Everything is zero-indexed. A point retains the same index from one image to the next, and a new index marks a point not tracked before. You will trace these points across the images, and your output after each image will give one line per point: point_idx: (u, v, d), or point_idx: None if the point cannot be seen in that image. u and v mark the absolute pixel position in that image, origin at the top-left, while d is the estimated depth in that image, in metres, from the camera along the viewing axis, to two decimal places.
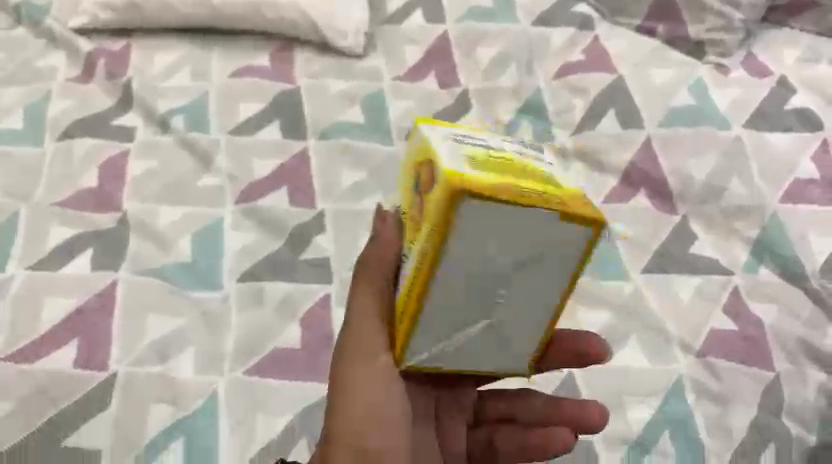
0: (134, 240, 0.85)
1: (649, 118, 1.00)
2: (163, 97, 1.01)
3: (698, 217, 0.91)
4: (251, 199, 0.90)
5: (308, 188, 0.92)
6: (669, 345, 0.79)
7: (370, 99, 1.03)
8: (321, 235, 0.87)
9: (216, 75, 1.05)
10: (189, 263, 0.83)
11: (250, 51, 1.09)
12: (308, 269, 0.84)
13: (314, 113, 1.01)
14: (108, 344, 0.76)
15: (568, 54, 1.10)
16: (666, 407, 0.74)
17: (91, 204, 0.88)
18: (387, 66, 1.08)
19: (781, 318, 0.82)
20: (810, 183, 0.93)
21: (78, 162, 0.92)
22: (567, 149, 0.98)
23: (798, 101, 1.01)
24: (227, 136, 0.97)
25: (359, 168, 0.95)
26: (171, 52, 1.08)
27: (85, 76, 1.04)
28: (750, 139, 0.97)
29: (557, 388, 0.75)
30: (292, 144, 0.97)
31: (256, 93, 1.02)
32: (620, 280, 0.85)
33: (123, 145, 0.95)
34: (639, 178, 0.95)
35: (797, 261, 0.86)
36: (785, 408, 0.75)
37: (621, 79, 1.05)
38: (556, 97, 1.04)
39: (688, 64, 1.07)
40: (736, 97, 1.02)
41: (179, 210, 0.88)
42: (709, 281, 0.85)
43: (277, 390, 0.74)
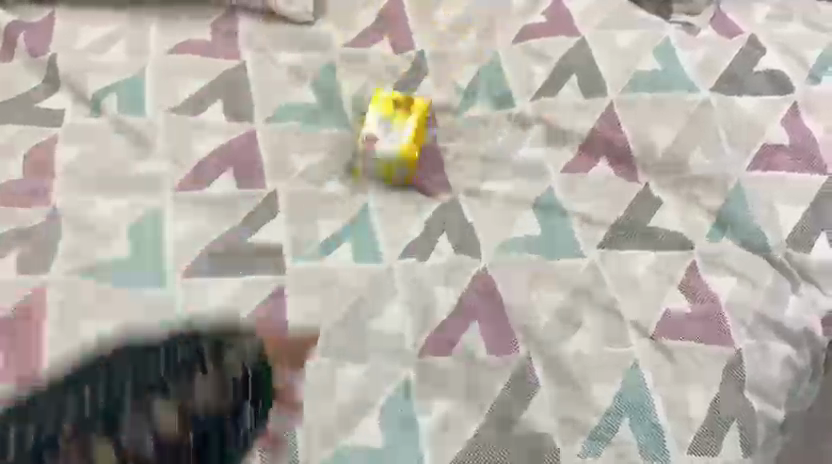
0: (67, 234, 0.79)
1: (612, 84, 0.95)
2: (94, 74, 0.94)
3: (661, 184, 0.88)
4: (194, 188, 0.85)
5: (255, 169, 0.87)
6: (629, 326, 0.76)
7: (318, 73, 0.97)
8: (270, 223, 0.83)
9: (151, 49, 0.98)
10: (127, 258, 0.78)
11: (189, 21, 1.01)
12: (259, 258, 0.80)
13: (259, 90, 0.95)
14: (36, 347, 0.70)
15: (529, 15, 1.04)
16: (624, 394, 0.72)
17: (17, 196, 0.82)
18: (337, 34, 1.02)
19: (741, 294, 0.79)
20: (778, 149, 0.89)
21: (2, 150, 0.86)
22: (526, 117, 0.94)
23: (768, 62, 0.97)
24: (165, 118, 0.90)
25: (310, 150, 0.90)
26: (101, 23, 1.00)
27: (8, 53, 0.96)
28: (718, 104, 0.93)
29: (513, 375, 0.72)
30: (236, 123, 0.91)
31: (195, 69, 0.96)
32: (578, 257, 0.82)
33: (50, 128, 0.88)
34: (601, 147, 0.91)
35: (761, 233, 0.83)
36: (748, 385, 0.73)
37: (583, 42, 1.00)
38: (515, 63, 0.99)
39: (656, 24, 1.01)
40: (705, 59, 0.97)
41: (113, 201, 0.82)
42: (670, 258, 0.82)
43: None
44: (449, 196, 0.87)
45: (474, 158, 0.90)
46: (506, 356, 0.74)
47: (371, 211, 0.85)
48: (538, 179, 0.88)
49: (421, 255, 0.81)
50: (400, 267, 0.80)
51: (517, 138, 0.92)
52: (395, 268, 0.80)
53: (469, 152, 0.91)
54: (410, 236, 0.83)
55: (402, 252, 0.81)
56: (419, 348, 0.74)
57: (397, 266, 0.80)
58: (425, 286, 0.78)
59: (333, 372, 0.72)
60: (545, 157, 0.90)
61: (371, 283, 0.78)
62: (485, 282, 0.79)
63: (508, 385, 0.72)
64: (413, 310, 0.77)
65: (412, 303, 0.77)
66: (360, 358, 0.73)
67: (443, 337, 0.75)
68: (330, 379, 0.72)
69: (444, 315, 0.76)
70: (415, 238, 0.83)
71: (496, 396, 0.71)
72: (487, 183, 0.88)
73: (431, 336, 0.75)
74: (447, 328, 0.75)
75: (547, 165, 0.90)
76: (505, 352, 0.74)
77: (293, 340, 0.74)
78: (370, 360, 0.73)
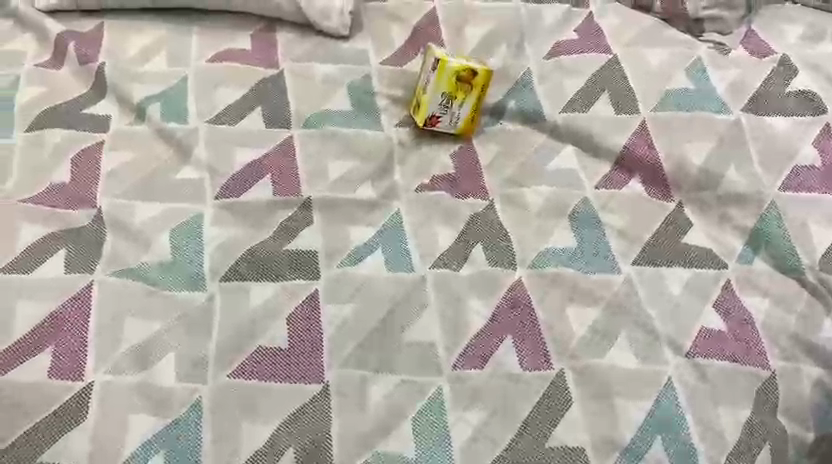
0: (111, 237, 0.81)
1: (644, 101, 0.96)
2: (138, 82, 0.97)
3: (693, 203, 0.89)
4: (234, 193, 0.87)
5: (294, 176, 0.89)
6: (659, 344, 0.77)
7: (355, 85, 0.99)
8: (307, 228, 0.84)
9: (193, 59, 1.00)
10: (170, 262, 0.80)
11: (231, 33, 1.05)
12: (294, 264, 0.81)
13: (298, 100, 0.97)
14: (84, 352, 0.73)
15: (561, 32, 1.06)
16: (658, 410, 0.72)
17: (64, 201, 0.84)
18: (373, 48, 1.05)
19: (773, 313, 0.80)
20: (810, 170, 0.90)
21: (49, 155, 0.88)
22: (559, 132, 0.96)
23: (800, 82, 0.98)
24: (206, 126, 0.93)
25: (347, 158, 0.92)
26: (146, 34, 1.03)
27: (55, 61, 0.99)
28: (749, 124, 0.93)
29: (547, 389, 0.74)
30: (275, 132, 0.93)
31: (235, 79, 0.98)
32: (609, 273, 0.83)
33: (96, 135, 0.91)
34: (633, 164, 0.92)
35: (794, 254, 0.84)
36: (780, 407, 0.74)
37: (615, 60, 1.01)
38: (548, 78, 1.00)
39: (686, 43, 1.03)
40: (736, 80, 0.98)
41: (155, 206, 0.85)
42: (702, 275, 0.83)
43: (264, 392, 0.72)
44: (482, 207, 0.88)
45: (508, 173, 0.92)
46: (540, 369, 0.75)
47: (407, 221, 0.86)
48: (571, 194, 0.90)
49: (456, 266, 0.82)
50: (435, 277, 0.81)
51: (550, 152, 0.94)
52: (429, 275, 0.81)
53: (502, 166, 0.93)
54: (446, 247, 0.84)
55: (438, 262, 0.82)
56: (454, 359, 0.75)
57: (433, 276, 0.81)
58: (459, 296, 0.80)
59: (369, 381, 0.73)
60: (580, 171, 0.92)
61: (407, 292, 0.80)
62: (520, 294, 0.80)
63: (541, 398, 0.73)
64: (448, 321, 0.78)
65: (447, 313, 0.78)
66: (395, 367, 0.74)
67: (479, 348, 0.76)
68: (367, 387, 0.73)
69: (479, 326, 0.78)
70: (450, 249, 0.84)
71: (531, 409, 0.72)
72: (519, 197, 0.89)
73: (466, 346, 0.76)
74: (482, 339, 0.77)
75: (582, 180, 0.91)
76: (539, 364, 0.75)
77: (331, 347, 0.75)
78: (407, 368, 0.74)
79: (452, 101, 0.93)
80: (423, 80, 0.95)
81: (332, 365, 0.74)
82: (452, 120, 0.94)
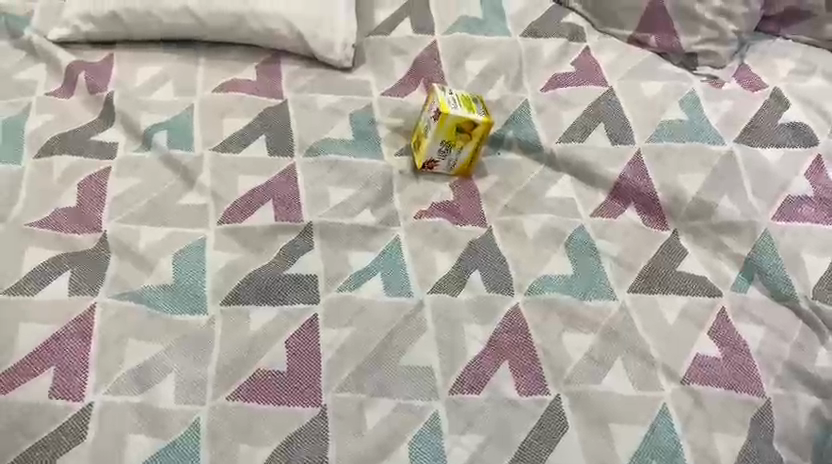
0: (115, 261, 0.83)
1: (640, 133, 0.98)
2: (145, 111, 0.99)
3: (688, 233, 0.91)
4: (237, 219, 0.88)
5: (296, 203, 0.91)
6: (654, 370, 0.78)
7: (357, 114, 1.02)
8: (308, 253, 0.86)
9: (200, 89, 1.03)
10: (172, 285, 0.82)
11: (237, 64, 1.08)
12: (294, 288, 0.82)
13: (301, 129, 0.99)
14: (85, 373, 0.73)
15: (558, 65, 1.09)
16: (653, 436, 0.73)
17: (70, 225, 0.86)
18: (375, 79, 1.07)
19: (768, 340, 0.81)
20: (804, 200, 0.91)
21: (57, 180, 0.90)
22: (556, 162, 0.97)
23: (792, 115, 1.00)
24: (211, 153, 0.95)
25: (348, 185, 0.94)
26: (154, 65, 1.06)
27: (66, 90, 1.02)
28: (743, 155, 0.95)
29: (543, 413, 0.74)
30: (278, 160, 0.95)
31: (240, 109, 1.01)
32: (605, 299, 0.84)
33: (103, 162, 0.93)
34: (629, 194, 0.94)
35: (787, 282, 0.85)
36: (776, 434, 0.75)
37: (611, 93, 1.03)
38: (546, 109, 1.02)
39: (681, 76, 1.06)
40: (729, 111, 1.00)
41: (159, 230, 0.86)
42: (696, 302, 0.84)
43: (262, 415, 0.72)
44: (480, 234, 0.90)
45: (505, 202, 0.94)
46: (536, 394, 0.75)
47: (406, 247, 0.88)
48: (567, 222, 0.91)
49: (453, 291, 0.84)
50: (433, 302, 0.82)
51: (547, 180, 0.96)
52: (427, 301, 0.82)
53: (500, 194, 0.95)
54: (444, 273, 0.85)
55: (435, 288, 0.84)
56: (451, 383, 0.76)
57: (431, 300, 0.82)
58: (457, 321, 0.81)
59: (366, 404, 0.74)
60: (576, 199, 0.94)
61: (404, 317, 0.81)
62: (516, 319, 0.81)
63: (537, 423, 0.73)
64: (446, 345, 0.79)
65: (444, 338, 0.79)
66: (392, 390, 0.75)
67: (476, 372, 0.77)
68: (365, 411, 0.73)
69: (475, 351, 0.79)
70: (448, 275, 0.85)
71: (528, 434, 0.73)
72: (516, 225, 0.91)
73: (462, 370, 0.77)
74: (479, 363, 0.77)
75: (578, 208, 0.93)
76: (535, 389, 0.76)
77: (329, 370, 0.76)
78: (404, 393, 0.75)
79: (451, 148, 0.94)
80: (424, 122, 0.95)
81: (330, 388, 0.75)
82: (448, 163, 0.96)
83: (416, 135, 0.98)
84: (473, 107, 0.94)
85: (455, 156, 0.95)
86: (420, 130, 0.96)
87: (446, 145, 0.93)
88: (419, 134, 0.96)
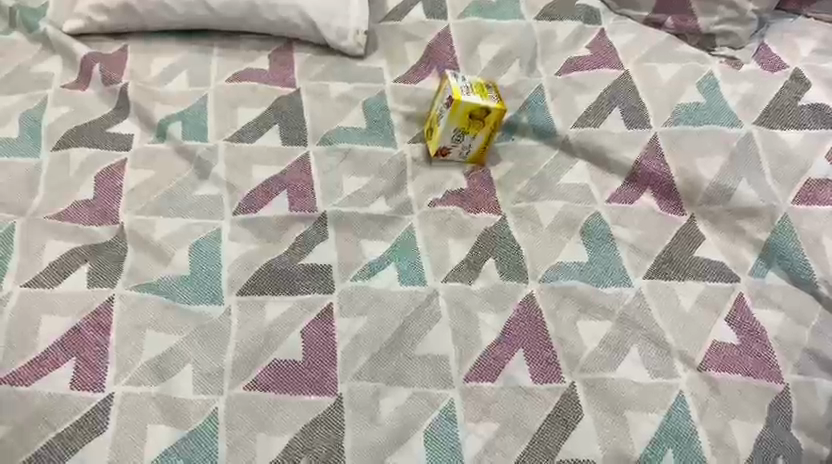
0: (132, 252, 0.84)
1: (656, 116, 0.97)
2: (160, 102, 1.00)
3: (706, 218, 0.90)
4: (251, 210, 0.89)
5: (310, 192, 0.91)
6: (670, 358, 0.77)
7: (370, 102, 1.02)
8: (323, 242, 0.86)
9: (213, 79, 1.03)
10: (188, 277, 0.82)
11: (250, 53, 1.08)
12: (309, 278, 0.83)
13: (315, 118, 0.99)
14: (105, 364, 0.75)
15: (573, 49, 1.08)
16: (669, 424, 0.73)
17: (88, 217, 0.87)
18: (388, 67, 1.07)
19: (787, 327, 0.80)
20: (825, 183, 0.90)
21: (73, 173, 0.91)
22: (571, 147, 0.97)
23: (813, 96, 0.98)
24: (225, 143, 0.95)
25: (361, 173, 0.94)
26: (168, 56, 1.07)
27: (81, 82, 1.03)
28: (762, 138, 0.93)
29: (558, 401, 0.74)
30: (292, 150, 0.95)
31: (254, 98, 1.01)
32: (621, 287, 0.83)
33: (119, 154, 0.94)
34: (645, 179, 0.93)
35: (807, 267, 0.84)
36: (794, 421, 0.74)
37: (627, 76, 1.02)
38: (560, 94, 1.01)
39: (698, 58, 1.04)
40: (747, 93, 0.99)
41: (175, 221, 0.87)
42: (713, 289, 0.83)
43: (279, 404, 0.73)
44: (494, 222, 0.90)
45: (519, 189, 0.94)
46: (551, 382, 0.75)
47: (420, 235, 0.88)
48: (582, 208, 0.90)
49: (468, 279, 0.84)
50: (447, 290, 0.82)
51: (562, 166, 0.95)
52: (441, 289, 0.82)
53: (514, 182, 0.95)
54: (458, 261, 0.85)
55: (450, 276, 0.84)
56: (465, 372, 0.76)
57: (445, 289, 0.82)
58: (471, 309, 0.81)
59: (382, 393, 0.74)
60: (591, 185, 0.93)
61: (419, 306, 0.81)
62: (531, 307, 0.81)
63: (552, 411, 0.73)
64: (460, 334, 0.79)
65: (459, 327, 0.79)
66: (407, 379, 0.75)
67: (491, 360, 0.77)
68: (380, 399, 0.74)
69: (490, 340, 0.78)
70: (462, 263, 0.85)
71: (542, 421, 0.73)
72: (530, 213, 0.90)
73: (477, 358, 0.77)
74: (494, 352, 0.78)
75: (593, 194, 0.92)
76: (549, 377, 0.76)
77: (344, 360, 0.76)
78: (419, 382, 0.75)
79: (464, 135, 0.93)
80: (438, 110, 0.94)
81: (346, 377, 0.75)
82: (461, 151, 0.95)
83: (430, 125, 0.97)
84: (487, 94, 0.94)
85: (469, 144, 0.94)
86: (433, 119, 0.96)
87: (460, 133, 0.93)
88: (433, 123, 0.96)
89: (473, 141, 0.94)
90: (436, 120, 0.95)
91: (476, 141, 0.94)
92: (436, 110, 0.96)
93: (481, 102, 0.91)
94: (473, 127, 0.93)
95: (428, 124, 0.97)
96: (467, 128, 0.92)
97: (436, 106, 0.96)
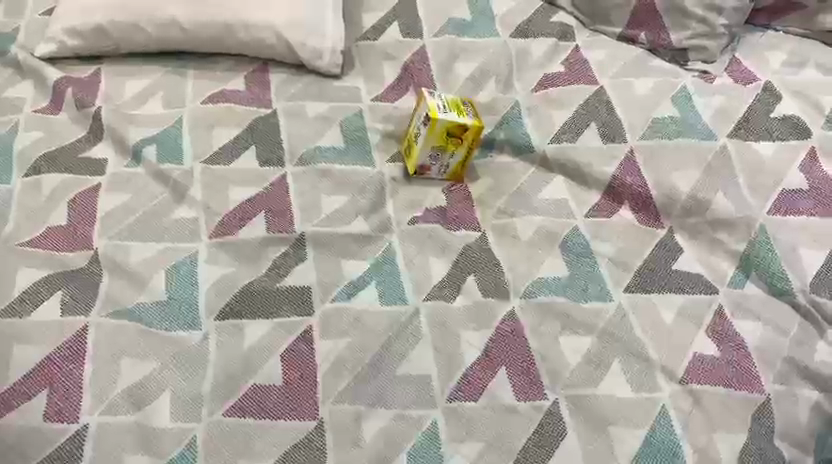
0: (107, 278, 0.82)
1: (632, 130, 0.98)
2: (135, 125, 0.99)
3: (684, 230, 0.90)
4: (229, 232, 0.88)
5: (288, 212, 0.90)
6: (653, 372, 0.77)
7: (348, 122, 1.01)
8: (302, 263, 0.85)
9: (189, 101, 1.03)
10: (165, 302, 0.81)
11: (225, 74, 1.07)
12: (288, 300, 0.82)
13: (292, 138, 0.98)
14: (80, 394, 0.73)
15: (549, 65, 1.08)
16: (653, 439, 0.72)
17: (61, 243, 0.85)
18: (365, 86, 1.07)
19: (767, 337, 0.81)
20: (799, 193, 0.91)
21: (46, 198, 0.90)
22: (549, 162, 0.97)
23: (785, 108, 0.99)
24: (201, 166, 0.94)
25: (340, 193, 0.93)
26: (142, 78, 1.06)
27: (54, 106, 1.02)
28: (736, 149, 0.95)
29: (542, 419, 0.74)
30: (269, 170, 0.95)
31: (230, 119, 1.00)
32: (601, 301, 0.83)
33: (93, 178, 0.92)
34: (623, 192, 0.93)
35: (784, 277, 0.85)
36: (777, 432, 0.74)
37: (602, 91, 1.03)
38: (537, 110, 1.02)
39: (671, 72, 1.06)
40: (721, 106, 1.00)
41: (151, 246, 0.86)
42: (693, 301, 0.83)
43: (259, 430, 0.72)
44: (474, 239, 0.89)
45: (498, 205, 0.94)
46: (534, 399, 0.75)
47: (400, 254, 0.87)
48: (562, 223, 0.91)
49: (449, 297, 0.83)
50: (429, 309, 0.82)
51: (541, 181, 0.96)
52: (423, 308, 0.82)
53: (493, 198, 0.94)
54: (439, 279, 0.85)
55: (431, 294, 0.83)
56: (448, 391, 0.75)
57: (427, 308, 0.82)
58: (453, 328, 0.80)
59: (364, 416, 0.73)
60: (570, 200, 0.93)
61: (400, 325, 0.80)
62: (513, 324, 0.81)
63: (537, 429, 0.73)
64: (442, 353, 0.78)
65: (441, 346, 0.79)
66: (390, 401, 0.75)
67: (473, 378, 0.76)
68: (362, 422, 0.73)
69: (473, 357, 0.78)
70: (443, 281, 0.85)
71: (527, 439, 0.72)
72: (510, 229, 0.90)
73: (460, 377, 0.76)
74: (476, 370, 0.77)
75: (572, 208, 0.92)
76: (533, 395, 0.75)
77: (326, 383, 0.75)
78: (402, 403, 0.74)
79: (443, 152, 0.93)
80: (416, 128, 0.94)
81: (327, 400, 0.74)
82: (441, 168, 0.95)
83: (408, 142, 0.97)
84: (465, 111, 0.94)
85: (449, 162, 0.94)
86: (411, 137, 0.96)
87: (438, 151, 0.93)
88: (411, 141, 0.96)
89: (453, 159, 0.94)
90: (414, 138, 0.95)
91: (455, 159, 0.94)
92: (414, 128, 0.96)
93: (459, 120, 0.91)
94: (452, 145, 0.93)
95: (407, 142, 0.98)
96: (445, 146, 0.92)
97: (414, 123, 0.96)
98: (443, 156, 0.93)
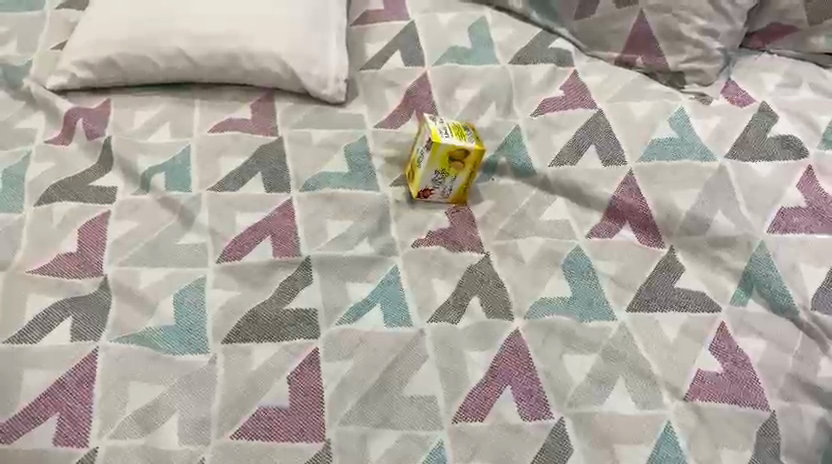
0: (116, 304, 0.84)
1: (631, 152, 0.99)
2: (143, 154, 1.01)
3: (684, 249, 0.91)
4: (235, 256, 0.89)
5: (293, 237, 0.91)
6: (657, 389, 0.78)
7: (352, 147, 1.03)
8: (307, 286, 0.87)
9: (196, 130, 1.05)
10: (172, 326, 0.82)
11: (232, 103, 1.10)
12: (294, 323, 0.83)
13: (297, 164, 1.00)
14: (88, 417, 0.74)
15: (547, 90, 1.10)
16: (658, 455, 0.73)
17: (71, 269, 0.87)
18: (368, 112, 1.09)
19: (769, 353, 0.81)
20: (797, 211, 0.92)
21: (57, 226, 0.91)
22: (549, 183, 0.98)
23: (781, 127, 1.01)
24: (208, 193, 0.96)
25: (345, 216, 0.94)
26: (151, 108, 1.08)
27: (64, 137, 1.04)
28: (734, 169, 0.96)
29: (548, 437, 0.74)
30: (275, 196, 0.96)
31: (236, 147, 1.02)
32: (604, 320, 0.84)
33: (102, 206, 0.94)
34: (623, 213, 0.95)
35: (785, 293, 0.85)
36: (783, 448, 0.74)
37: (601, 114, 1.05)
38: (536, 133, 1.04)
39: (668, 95, 1.08)
40: (718, 127, 1.02)
41: (159, 271, 0.87)
42: (695, 318, 0.84)
43: (267, 451, 0.72)
44: (478, 260, 0.91)
45: (500, 226, 0.95)
46: (540, 418, 0.75)
47: (404, 276, 0.88)
48: (564, 244, 0.92)
49: (453, 318, 0.84)
50: (434, 330, 0.82)
51: (542, 203, 0.97)
52: (428, 329, 0.83)
53: (495, 219, 0.96)
54: (443, 300, 0.86)
55: (436, 315, 0.84)
56: (453, 411, 0.76)
57: (431, 329, 0.83)
58: (457, 348, 0.81)
59: (371, 436, 0.74)
60: (571, 221, 0.95)
61: (405, 346, 0.81)
62: (517, 342, 0.82)
63: (542, 447, 0.73)
64: (447, 373, 0.79)
65: (446, 366, 0.79)
66: (396, 421, 0.75)
67: (479, 397, 0.77)
68: (368, 443, 0.74)
69: (478, 377, 0.79)
70: (447, 302, 0.86)
71: (532, 458, 0.72)
72: (513, 249, 0.92)
73: (465, 396, 0.77)
74: (481, 389, 0.78)
75: (574, 229, 0.94)
76: (538, 414, 0.76)
77: (332, 404, 0.76)
78: (408, 423, 0.75)
79: (444, 176, 0.94)
80: (418, 153, 0.96)
81: (334, 421, 0.75)
82: (443, 191, 0.96)
83: (411, 168, 0.99)
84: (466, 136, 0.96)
85: (450, 185, 0.96)
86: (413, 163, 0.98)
87: (440, 174, 0.94)
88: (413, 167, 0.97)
89: (455, 183, 0.96)
90: (416, 164, 0.96)
91: (457, 182, 0.96)
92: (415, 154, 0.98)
93: (459, 143, 0.93)
94: (453, 168, 0.94)
95: (409, 168, 0.99)
96: (447, 170, 0.94)
97: (416, 149, 0.98)
98: (446, 180, 0.95)
